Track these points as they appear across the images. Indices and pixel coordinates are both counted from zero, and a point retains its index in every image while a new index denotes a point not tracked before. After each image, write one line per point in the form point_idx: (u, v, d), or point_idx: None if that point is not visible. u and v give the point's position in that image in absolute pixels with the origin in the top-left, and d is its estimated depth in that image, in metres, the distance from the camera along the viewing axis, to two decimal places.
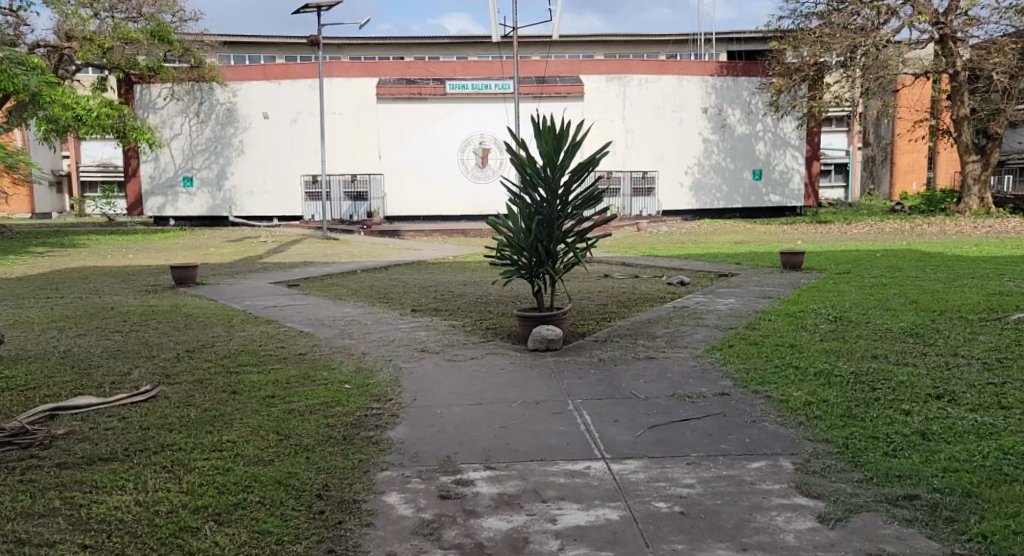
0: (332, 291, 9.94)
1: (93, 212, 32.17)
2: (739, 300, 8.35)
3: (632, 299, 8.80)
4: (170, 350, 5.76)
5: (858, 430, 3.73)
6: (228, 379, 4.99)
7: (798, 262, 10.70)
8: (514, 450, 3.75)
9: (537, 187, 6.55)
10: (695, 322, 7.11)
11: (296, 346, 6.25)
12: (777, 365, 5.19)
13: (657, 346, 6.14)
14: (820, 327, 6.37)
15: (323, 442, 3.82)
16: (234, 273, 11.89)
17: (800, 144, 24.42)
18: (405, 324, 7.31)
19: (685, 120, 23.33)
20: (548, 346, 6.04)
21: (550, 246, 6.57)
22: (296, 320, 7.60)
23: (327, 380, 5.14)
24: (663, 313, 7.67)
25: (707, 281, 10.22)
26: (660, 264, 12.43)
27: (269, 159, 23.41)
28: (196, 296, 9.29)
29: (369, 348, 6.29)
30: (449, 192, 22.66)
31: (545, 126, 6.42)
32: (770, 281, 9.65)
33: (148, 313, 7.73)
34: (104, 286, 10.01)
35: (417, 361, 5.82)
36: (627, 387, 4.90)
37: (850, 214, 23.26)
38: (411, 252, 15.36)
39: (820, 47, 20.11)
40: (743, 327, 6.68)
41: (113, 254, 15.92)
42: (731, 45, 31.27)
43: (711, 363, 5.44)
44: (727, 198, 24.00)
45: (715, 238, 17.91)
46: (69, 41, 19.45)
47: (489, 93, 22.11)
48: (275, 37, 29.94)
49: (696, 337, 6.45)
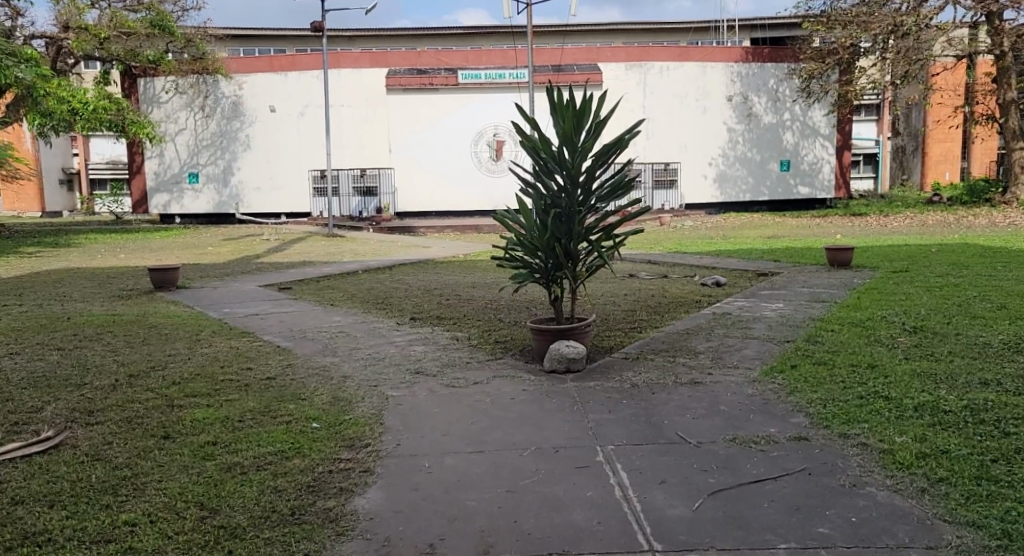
0: (325, 295, 8.95)
1: (100, 211, 31.56)
2: (788, 304, 7.23)
3: (663, 304, 7.73)
4: (108, 376, 4.74)
5: (1017, 507, 2.67)
6: (170, 417, 3.97)
7: (846, 260, 9.58)
8: (527, 535, 2.70)
9: (554, 174, 5.45)
10: (742, 333, 6.01)
11: (268, 368, 5.20)
12: (861, 395, 4.07)
13: (700, 366, 5.05)
14: (899, 341, 5.24)
15: (259, 521, 2.79)
16: (223, 275, 10.86)
17: (831, 133, 23.11)
18: (399, 338, 6.24)
19: (709, 109, 22.11)
20: (569, 367, 4.98)
21: (570, 244, 5.47)
22: (276, 333, 6.58)
23: (296, 417, 4.08)
24: (701, 321, 6.56)
25: (745, 282, 9.14)
26: (690, 262, 11.33)
27: (274, 154, 22.41)
28: (175, 302, 8.32)
29: (354, 369, 5.25)
30: (462, 187, 21.59)
31: (562, 99, 5.32)
32: (819, 282, 8.56)
33: (108, 324, 6.74)
34: (74, 292, 9.02)
35: (407, 388, 4.76)
36: (670, 425, 3.82)
37: (885, 206, 21.93)
38: (419, 250, 14.32)
39: (856, 28, 18.71)
40: (801, 340, 5.56)
41: (105, 255, 15.04)
42: (755, 32, 30.06)
43: (775, 390, 4.33)
44: (753, 191, 22.73)
45: (746, 233, 16.68)
46: (66, 32, 18.47)
47: (502, 83, 20.96)
48: (283, 30, 29.05)
49: (746, 352, 5.35)
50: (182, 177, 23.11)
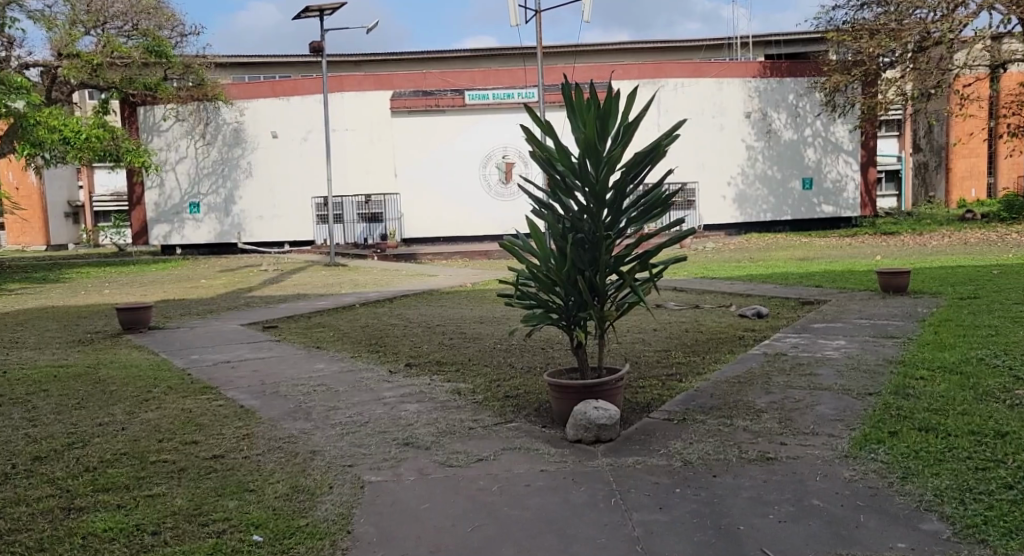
0: (312, 336, 7.85)
1: (104, 242, 30.70)
2: (851, 341, 6.12)
3: (701, 341, 6.63)
4: (4, 463, 3.69)
5: None
6: (58, 531, 2.92)
7: (901, 284, 8.49)
8: None
9: (574, 191, 4.39)
10: (809, 381, 4.90)
11: (217, 441, 4.11)
12: (1009, 484, 2.95)
13: (770, 431, 3.94)
14: (1018, 396, 4.11)
15: None
16: (205, 312, 9.77)
17: (854, 149, 21.92)
18: (389, 393, 5.14)
19: (726, 126, 21.10)
20: (599, 436, 3.89)
21: (595, 278, 4.38)
22: (245, 387, 5.51)
23: (232, 522, 3.00)
24: (752, 366, 5.44)
25: (789, 312, 8.02)
26: (720, 289, 10.21)
27: (276, 181, 21.50)
28: (139, 348, 7.27)
29: (328, 440, 4.17)
30: (471, 211, 20.55)
31: (581, 98, 4.26)
32: (878, 312, 7.44)
33: (48, 381, 5.67)
34: (32, 337, 7.95)
35: (391, 470, 3.67)
36: (750, 538, 2.72)
37: (915, 224, 20.77)
38: (423, 280, 13.22)
39: (884, 36, 17.61)
40: (888, 392, 4.43)
41: (90, 291, 13.97)
42: (769, 48, 29.14)
43: (882, 473, 3.21)
44: (775, 211, 21.60)
45: (774, 255, 15.48)
46: (59, 59, 17.51)
47: (511, 103, 19.96)
48: (286, 57, 28.36)
49: (822, 411, 4.24)
50: (182, 207, 22.18)
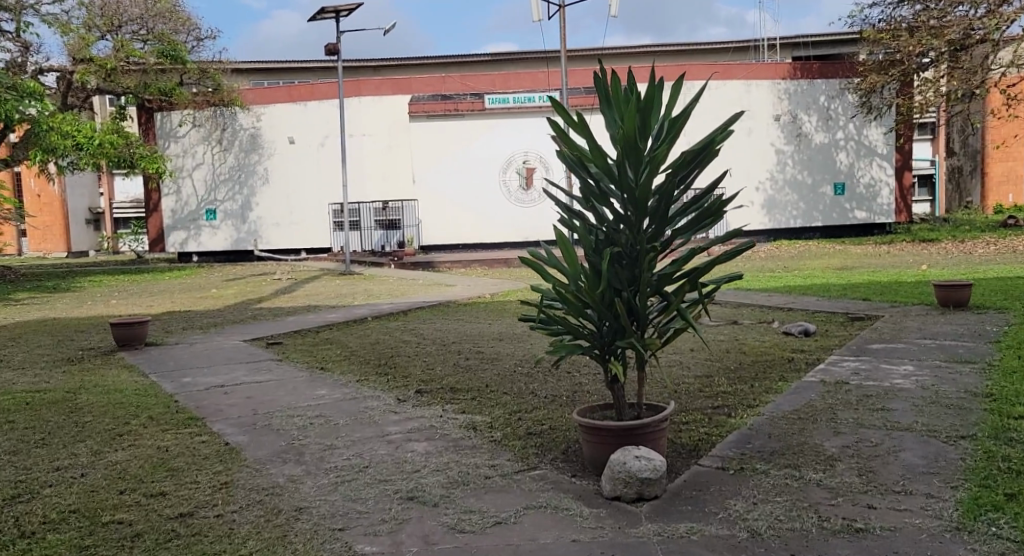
0: (317, 354, 7.21)
1: (123, 250, 30.34)
2: (919, 366, 5.38)
3: (746, 365, 5.92)
4: None
5: None
6: None
7: (961, 297, 7.73)
8: None
9: (609, 197, 3.73)
10: (883, 419, 4.18)
11: (188, 492, 3.50)
12: None
13: (853, 486, 3.24)
14: None
15: None
16: (208, 326, 9.14)
17: (889, 153, 21.01)
18: (395, 429, 4.48)
19: (755, 130, 20.32)
20: (642, 493, 3.21)
21: (633, 299, 3.69)
22: (236, 418, 4.88)
23: None
24: (812, 397, 4.72)
25: (839, 329, 7.27)
26: (760, 301, 9.44)
27: (292, 187, 20.98)
28: (129, 369, 6.65)
29: (318, 490, 3.52)
30: (490, 217, 19.88)
31: (618, 88, 3.62)
32: (941, 330, 6.68)
33: (17, 411, 5.07)
34: (19, 355, 7.36)
35: (389, 536, 3.01)
36: None
37: (954, 230, 19.85)
38: (439, 291, 12.53)
39: (925, 34, 16.75)
40: (987, 437, 3.70)
41: (96, 302, 13.40)
42: (797, 50, 28.30)
43: None
44: (806, 217, 20.74)
45: (810, 265, 14.59)
46: (73, 64, 17.00)
47: (532, 107, 19.35)
48: (302, 61, 27.92)
49: (909, 459, 3.53)
50: (199, 214, 21.73)
